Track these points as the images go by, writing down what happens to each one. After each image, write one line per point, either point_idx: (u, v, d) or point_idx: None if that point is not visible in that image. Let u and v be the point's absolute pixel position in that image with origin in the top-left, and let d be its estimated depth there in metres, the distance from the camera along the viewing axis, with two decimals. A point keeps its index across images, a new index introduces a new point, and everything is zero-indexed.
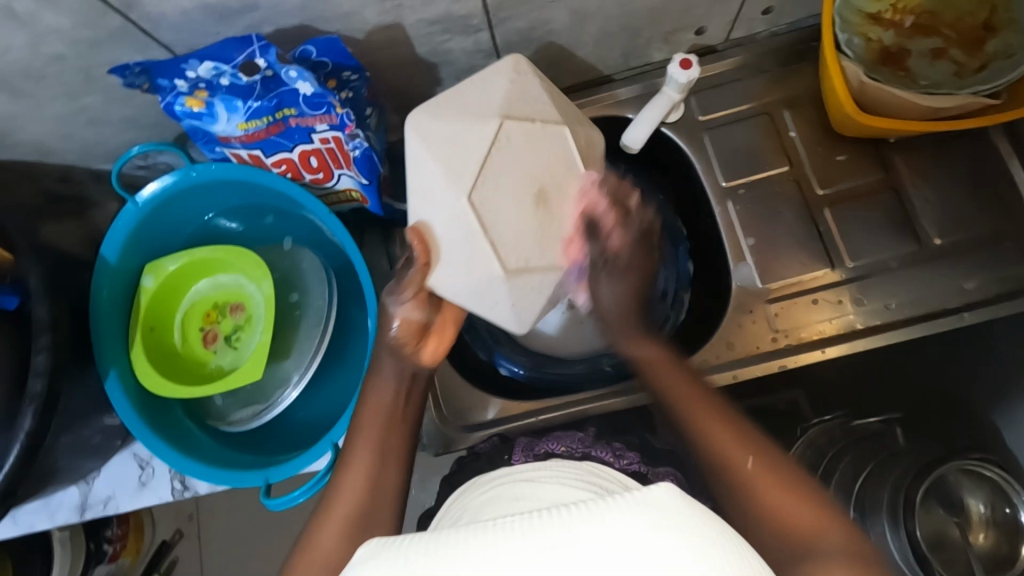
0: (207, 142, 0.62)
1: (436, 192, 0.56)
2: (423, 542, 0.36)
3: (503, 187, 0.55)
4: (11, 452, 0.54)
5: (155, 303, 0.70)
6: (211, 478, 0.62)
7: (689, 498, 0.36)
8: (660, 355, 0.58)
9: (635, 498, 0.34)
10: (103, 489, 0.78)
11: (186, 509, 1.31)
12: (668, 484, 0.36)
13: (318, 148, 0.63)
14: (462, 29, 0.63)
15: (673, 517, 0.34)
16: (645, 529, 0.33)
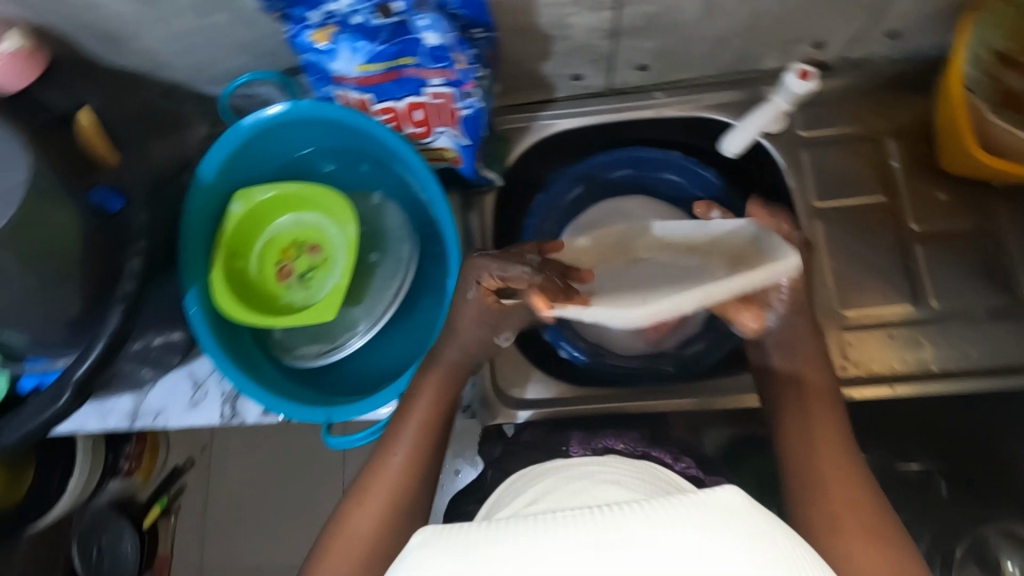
0: (319, 79, 0.62)
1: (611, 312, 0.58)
2: (482, 533, 0.38)
3: (627, 277, 0.68)
4: (95, 346, 0.56)
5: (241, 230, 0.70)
6: (273, 407, 0.63)
7: (752, 499, 0.39)
8: (808, 389, 0.61)
9: (697, 499, 0.37)
10: (155, 402, 0.79)
11: (201, 439, 1.37)
12: (732, 488, 0.39)
13: (426, 103, 0.63)
14: (591, 5, 0.62)
15: (733, 519, 0.37)
16: (704, 526, 0.36)
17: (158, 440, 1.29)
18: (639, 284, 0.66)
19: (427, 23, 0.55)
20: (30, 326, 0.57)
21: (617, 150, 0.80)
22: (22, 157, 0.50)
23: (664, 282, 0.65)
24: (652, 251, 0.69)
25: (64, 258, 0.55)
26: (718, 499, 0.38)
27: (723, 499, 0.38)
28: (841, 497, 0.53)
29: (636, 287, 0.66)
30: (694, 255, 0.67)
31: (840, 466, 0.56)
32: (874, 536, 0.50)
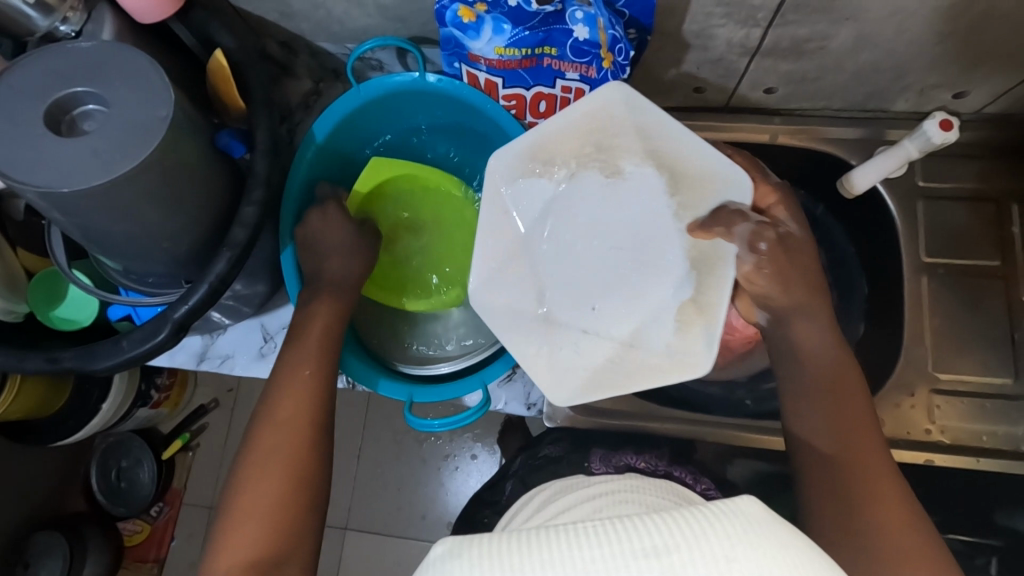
0: (451, 55, 0.61)
1: (577, 344, 0.64)
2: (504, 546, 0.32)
3: (616, 257, 0.64)
4: (199, 288, 0.56)
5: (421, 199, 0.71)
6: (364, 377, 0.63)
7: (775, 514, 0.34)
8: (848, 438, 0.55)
9: (721, 509, 0.33)
10: (223, 348, 0.80)
11: (227, 383, 1.45)
12: (752, 498, 0.34)
13: (555, 94, 0.63)
14: (743, 19, 0.60)
15: (759, 531, 0.32)
16: (736, 539, 0.31)
17: (187, 378, 1.38)
18: (621, 263, 0.64)
19: (586, 17, 0.53)
20: (138, 255, 0.57)
21: None
22: (168, 91, 0.49)
23: (640, 272, 0.64)
24: (643, 233, 0.64)
25: (186, 197, 0.54)
26: (739, 508, 0.33)
27: (743, 508, 0.33)
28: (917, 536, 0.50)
29: (615, 266, 0.65)
30: (673, 220, 0.63)
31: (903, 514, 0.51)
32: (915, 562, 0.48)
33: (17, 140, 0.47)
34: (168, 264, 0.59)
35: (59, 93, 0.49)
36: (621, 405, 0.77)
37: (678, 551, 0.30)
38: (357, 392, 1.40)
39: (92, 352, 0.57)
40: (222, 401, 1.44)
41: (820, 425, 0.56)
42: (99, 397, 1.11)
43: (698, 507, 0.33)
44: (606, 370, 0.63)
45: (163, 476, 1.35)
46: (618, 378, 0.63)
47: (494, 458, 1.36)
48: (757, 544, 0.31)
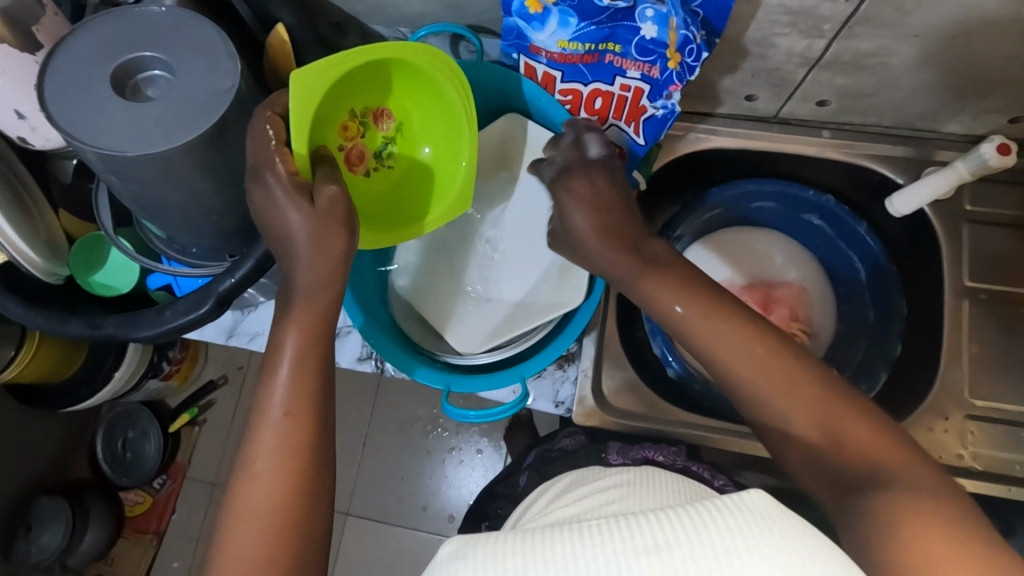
0: (512, 45, 0.60)
1: (507, 312, 0.68)
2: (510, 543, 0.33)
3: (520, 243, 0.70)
4: (245, 263, 0.56)
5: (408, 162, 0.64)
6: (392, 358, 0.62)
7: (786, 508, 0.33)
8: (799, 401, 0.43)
9: (726, 503, 0.32)
10: (254, 326, 0.80)
11: (238, 360, 1.44)
12: (758, 491, 0.33)
13: (613, 92, 0.62)
14: (808, 30, 0.59)
15: (767, 522, 0.31)
16: (740, 532, 0.31)
17: (198, 353, 1.37)
18: (528, 246, 0.69)
19: (656, 15, 0.53)
20: (185, 227, 0.57)
21: (766, 180, 0.80)
22: (233, 63, 0.49)
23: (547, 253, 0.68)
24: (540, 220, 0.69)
25: (240, 171, 0.54)
26: (748, 503, 0.32)
27: (753, 501, 0.32)
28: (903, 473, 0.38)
29: (519, 248, 0.70)
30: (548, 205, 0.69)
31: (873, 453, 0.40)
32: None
33: (82, 101, 0.47)
34: (214, 237, 0.59)
35: (125, 57, 0.48)
36: (645, 407, 0.74)
37: (676, 546, 0.30)
38: (367, 379, 1.40)
39: (134, 320, 0.56)
40: (231, 377, 1.45)
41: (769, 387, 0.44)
42: (113, 364, 1.10)
43: (702, 501, 0.33)
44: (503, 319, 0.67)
45: (167, 450, 1.35)
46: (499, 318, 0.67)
47: (499, 454, 1.36)
48: (763, 534, 0.31)
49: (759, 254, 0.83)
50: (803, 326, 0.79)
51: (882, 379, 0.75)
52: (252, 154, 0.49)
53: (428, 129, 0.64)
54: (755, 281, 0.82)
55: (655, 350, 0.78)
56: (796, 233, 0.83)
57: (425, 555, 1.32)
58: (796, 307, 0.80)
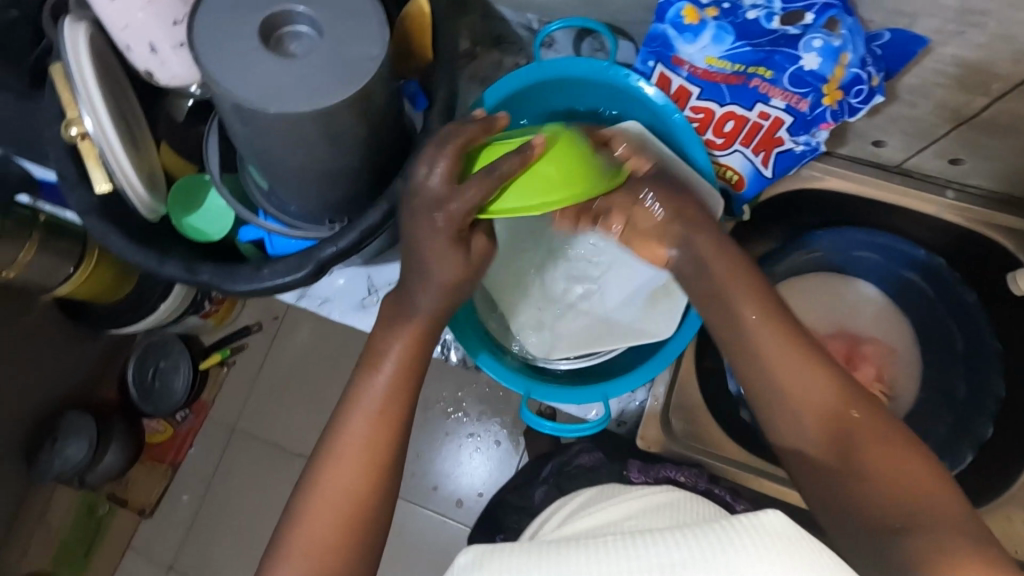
0: (652, 53, 0.58)
1: (584, 327, 0.65)
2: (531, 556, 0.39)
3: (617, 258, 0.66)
4: (348, 234, 0.55)
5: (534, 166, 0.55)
6: (469, 344, 0.60)
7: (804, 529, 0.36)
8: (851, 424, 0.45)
9: (742, 524, 0.36)
10: (325, 290, 0.79)
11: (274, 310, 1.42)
12: (778, 511, 0.36)
13: (748, 118, 0.59)
14: (973, 86, 0.55)
15: (773, 545, 0.34)
16: (749, 557, 0.34)
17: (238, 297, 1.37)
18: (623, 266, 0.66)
19: (826, 48, 0.49)
20: (293, 186, 0.56)
21: (878, 233, 0.77)
22: (381, 31, 0.47)
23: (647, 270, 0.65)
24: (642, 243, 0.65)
25: (362, 141, 0.52)
26: (759, 525, 0.35)
27: (768, 524, 0.35)
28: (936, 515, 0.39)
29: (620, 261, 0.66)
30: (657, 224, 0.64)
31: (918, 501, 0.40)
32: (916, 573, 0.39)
33: (228, 48, 0.45)
34: (319, 201, 0.58)
35: (275, 8, 0.46)
36: (710, 443, 0.71)
37: (684, 566, 0.35)
38: None
39: (231, 273, 0.56)
40: (265, 327, 1.34)
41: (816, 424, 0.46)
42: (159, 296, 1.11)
43: (725, 521, 0.36)
44: (587, 331, 0.65)
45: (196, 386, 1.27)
46: (574, 331, 0.65)
47: (516, 450, 1.33)
48: (776, 560, 0.34)
49: (846, 306, 0.81)
50: (885, 389, 0.78)
51: (968, 460, 0.72)
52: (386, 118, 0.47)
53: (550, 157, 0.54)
54: (840, 333, 0.81)
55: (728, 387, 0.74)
56: (895, 290, 0.80)
57: (433, 537, 1.32)
58: (882, 368, 0.79)
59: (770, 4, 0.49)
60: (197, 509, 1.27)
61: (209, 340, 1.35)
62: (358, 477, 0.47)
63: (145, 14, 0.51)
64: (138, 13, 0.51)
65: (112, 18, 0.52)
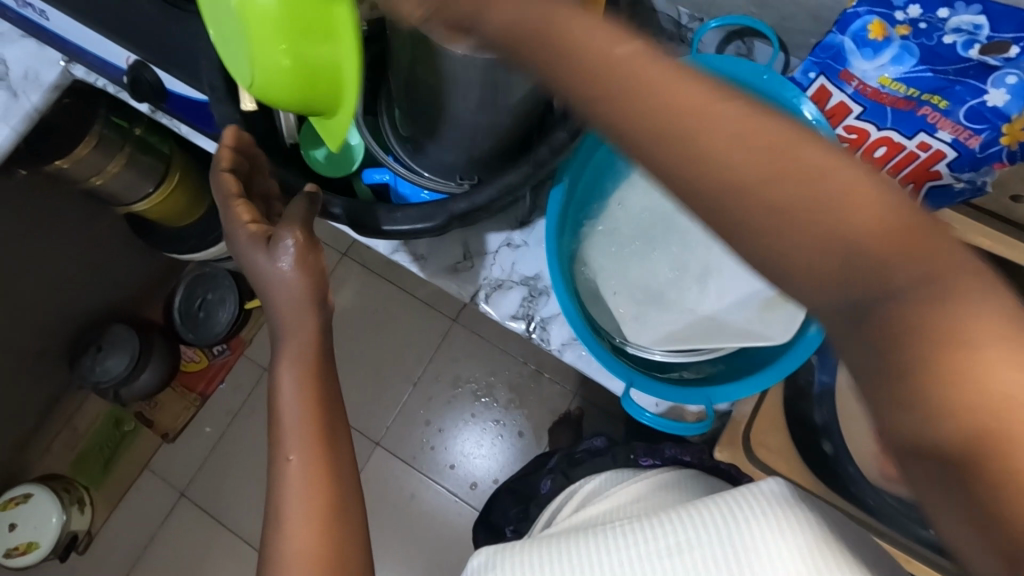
0: (819, 62, 0.56)
1: (691, 319, 0.64)
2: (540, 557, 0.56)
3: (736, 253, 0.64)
4: (490, 189, 0.55)
5: (306, 107, 0.50)
6: (575, 326, 0.60)
7: (793, 496, 0.54)
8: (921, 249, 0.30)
9: (753, 492, 0.54)
10: (419, 248, 0.78)
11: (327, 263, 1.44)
12: (775, 482, 0.55)
13: (904, 147, 0.56)
14: None
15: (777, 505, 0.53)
16: (759, 518, 0.53)
17: None
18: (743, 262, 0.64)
19: (1017, 86, 0.49)
20: (440, 134, 0.56)
21: None
22: None
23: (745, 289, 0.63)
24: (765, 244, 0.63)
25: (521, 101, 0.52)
26: (763, 491, 0.54)
27: (766, 489, 0.54)
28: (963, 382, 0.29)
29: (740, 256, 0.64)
30: None
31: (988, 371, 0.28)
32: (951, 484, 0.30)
33: None
34: (457, 154, 0.58)
35: None
36: (785, 468, 0.70)
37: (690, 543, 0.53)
38: (440, 323, 1.39)
39: (365, 211, 0.57)
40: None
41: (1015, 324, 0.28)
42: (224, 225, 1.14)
43: (739, 490, 0.55)
44: (688, 326, 0.64)
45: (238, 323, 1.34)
46: (677, 324, 0.64)
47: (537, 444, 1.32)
48: (775, 525, 0.52)
49: None
50: None
51: None
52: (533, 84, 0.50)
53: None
54: None
55: (811, 417, 0.72)
56: None
57: (450, 517, 1.31)
58: None
59: (977, 29, 0.50)
60: (218, 439, 1.37)
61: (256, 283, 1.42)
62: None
63: None
64: None
65: None
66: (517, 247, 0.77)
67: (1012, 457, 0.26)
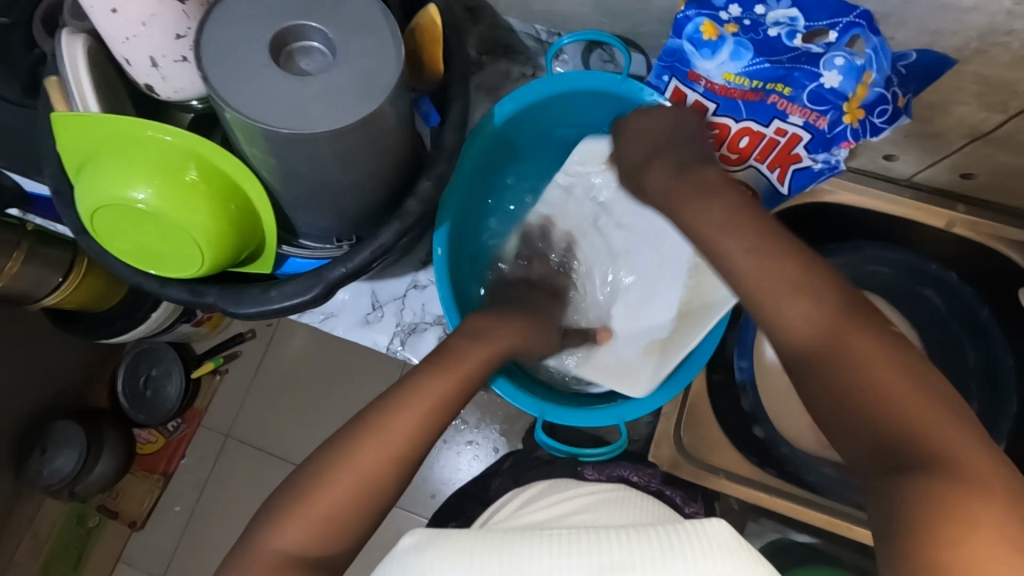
0: (667, 65, 0.57)
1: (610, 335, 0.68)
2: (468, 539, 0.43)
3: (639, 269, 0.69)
4: (361, 253, 0.53)
5: (233, 228, 0.52)
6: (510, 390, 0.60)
7: (740, 540, 0.43)
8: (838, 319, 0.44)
9: (693, 530, 0.42)
10: (328, 305, 0.77)
11: None
12: (721, 522, 0.43)
13: (764, 134, 0.58)
14: (992, 103, 0.54)
15: (718, 548, 0.41)
16: (696, 557, 0.41)
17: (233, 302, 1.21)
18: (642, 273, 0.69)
19: (847, 66, 0.49)
20: (302, 203, 0.53)
21: (890, 248, 0.77)
22: (396, 47, 0.45)
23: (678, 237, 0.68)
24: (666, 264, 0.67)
25: (376, 160, 0.51)
26: (707, 530, 0.42)
27: (710, 529, 0.42)
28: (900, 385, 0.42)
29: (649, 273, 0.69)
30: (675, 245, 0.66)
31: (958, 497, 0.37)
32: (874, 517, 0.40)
33: (238, 67, 0.43)
34: (331, 219, 0.56)
35: (285, 24, 0.44)
36: (724, 460, 0.71)
37: (629, 566, 0.40)
38: None
39: (238, 294, 0.54)
40: (260, 333, 1.26)
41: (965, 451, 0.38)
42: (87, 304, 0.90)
43: (676, 526, 0.43)
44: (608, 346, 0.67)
45: (190, 394, 1.19)
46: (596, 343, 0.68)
47: None
48: (710, 567, 0.40)
49: None
50: None
51: None
52: (380, 141, 0.49)
53: (110, 168, 0.48)
54: None
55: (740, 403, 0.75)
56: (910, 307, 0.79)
57: None
58: None
59: (793, 21, 0.49)
60: (190, 517, 1.21)
61: (202, 348, 1.25)
62: (371, 478, 0.49)
63: (148, 27, 0.48)
64: (140, 27, 0.48)
65: (113, 31, 0.49)
66: (425, 287, 0.77)
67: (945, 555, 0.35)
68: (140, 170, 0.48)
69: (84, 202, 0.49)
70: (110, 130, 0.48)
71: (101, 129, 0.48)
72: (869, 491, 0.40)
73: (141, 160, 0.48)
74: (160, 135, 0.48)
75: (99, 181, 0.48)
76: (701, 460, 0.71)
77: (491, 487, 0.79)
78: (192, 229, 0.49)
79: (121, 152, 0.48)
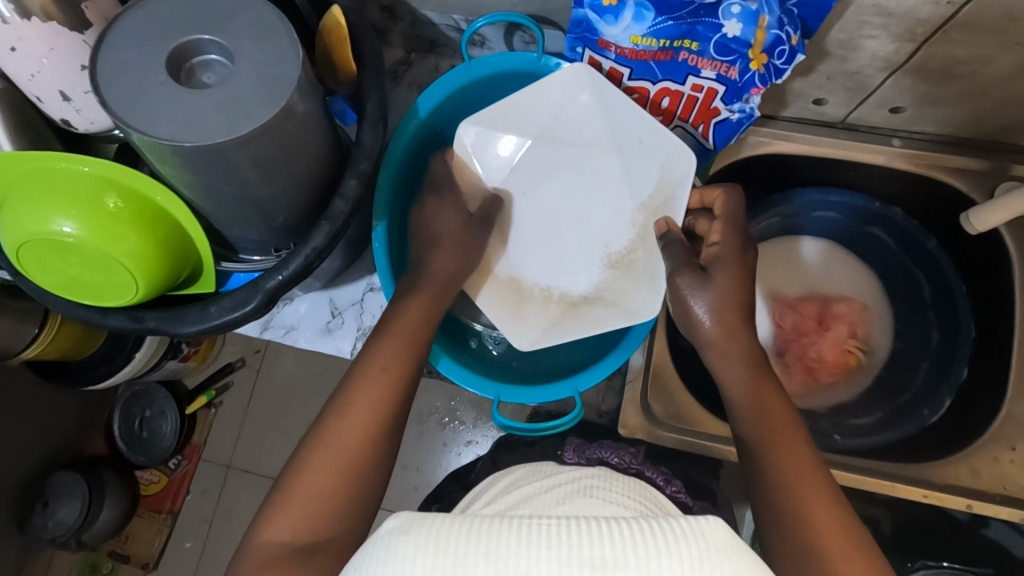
0: (579, 36, 0.58)
1: (539, 277, 0.69)
2: (451, 526, 0.32)
3: (561, 223, 0.69)
4: (295, 259, 0.52)
5: (165, 257, 0.52)
6: (457, 376, 0.62)
7: (752, 553, 0.32)
8: (757, 377, 0.54)
9: (680, 527, 0.32)
10: (288, 318, 0.77)
11: (255, 342, 1.25)
12: (717, 520, 0.33)
13: (682, 92, 0.60)
14: (900, 33, 0.54)
15: (720, 558, 0.31)
16: (689, 563, 0.30)
17: None
18: (561, 225, 0.69)
19: (744, 13, 0.50)
20: (234, 216, 0.54)
21: (833, 191, 0.80)
22: (294, 50, 0.45)
23: (652, 185, 0.66)
24: (586, 218, 0.68)
25: (296, 166, 0.51)
26: (706, 532, 0.32)
27: (706, 529, 0.32)
28: (795, 428, 0.51)
29: (566, 223, 0.69)
30: (601, 200, 0.68)
31: (835, 510, 0.45)
32: (793, 496, 0.47)
33: (136, 88, 0.44)
34: (262, 229, 0.56)
35: (180, 40, 0.44)
36: (695, 421, 0.72)
37: (624, 566, 0.30)
38: None
39: (178, 315, 0.54)
40: (249, 361, 1.25)
41: (824, 478, 0.47)
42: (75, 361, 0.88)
43: (659, 520, 0.33)
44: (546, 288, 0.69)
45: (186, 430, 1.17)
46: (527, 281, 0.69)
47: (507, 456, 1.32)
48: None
49: (816, 269, 0.84)
50: (860, 344, 0.81)
51: (948, 403, 0.73)
52: (295, 145, 0.49)
53: (33, 199, 0.48)
54: (812, 295, 0.83)
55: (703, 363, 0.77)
56: (859, 244, 0.83)
57: None
58: (857, 325, 0.82)
59: None
60: (200, 554, 1.18)
61: (192, 383, 1.24)
62: (339, 469, 0.48)
63: (51, 60, 0.49)
64: (43, 59, 0.49)
65: (16, 69, 0.49)
66: (381, 288, 0.77)
67: (822, 549, 0.43)
68: (54, 201, 0.48)
69: (10, 237, 0.49)
70: (28, 166, 0.49)
71: (20, 165, 0.49)
72: (784, 489, 0.47)
73: (56, 191, 0.48)
74: (74, 166, 0.48)
75: (21, 216, 0.48)
76: (676, 424, 0.71)
77: (474, 475, 0.78)
78: (116, 256, 0.49)
79: (39, 185, 0.48)
